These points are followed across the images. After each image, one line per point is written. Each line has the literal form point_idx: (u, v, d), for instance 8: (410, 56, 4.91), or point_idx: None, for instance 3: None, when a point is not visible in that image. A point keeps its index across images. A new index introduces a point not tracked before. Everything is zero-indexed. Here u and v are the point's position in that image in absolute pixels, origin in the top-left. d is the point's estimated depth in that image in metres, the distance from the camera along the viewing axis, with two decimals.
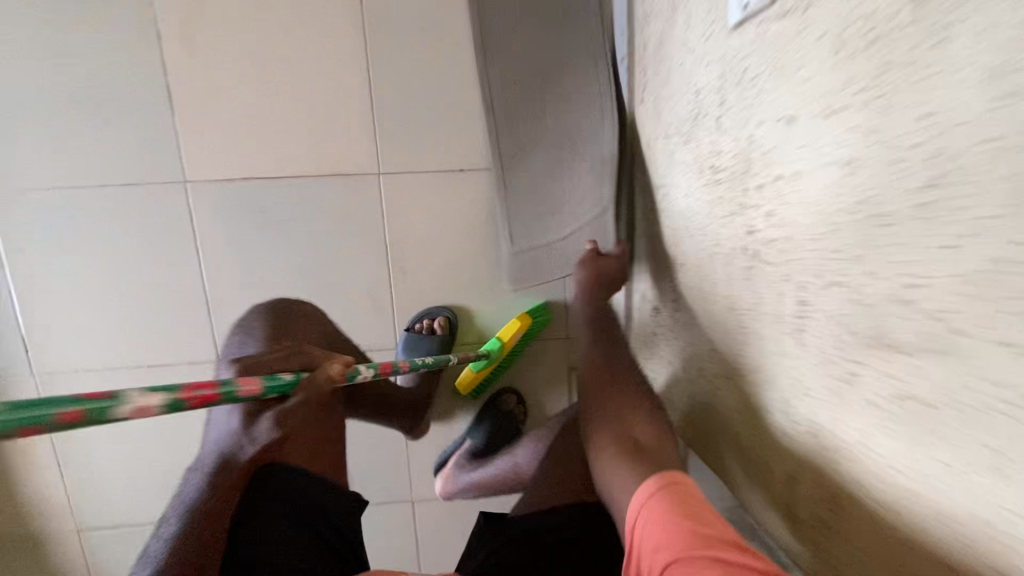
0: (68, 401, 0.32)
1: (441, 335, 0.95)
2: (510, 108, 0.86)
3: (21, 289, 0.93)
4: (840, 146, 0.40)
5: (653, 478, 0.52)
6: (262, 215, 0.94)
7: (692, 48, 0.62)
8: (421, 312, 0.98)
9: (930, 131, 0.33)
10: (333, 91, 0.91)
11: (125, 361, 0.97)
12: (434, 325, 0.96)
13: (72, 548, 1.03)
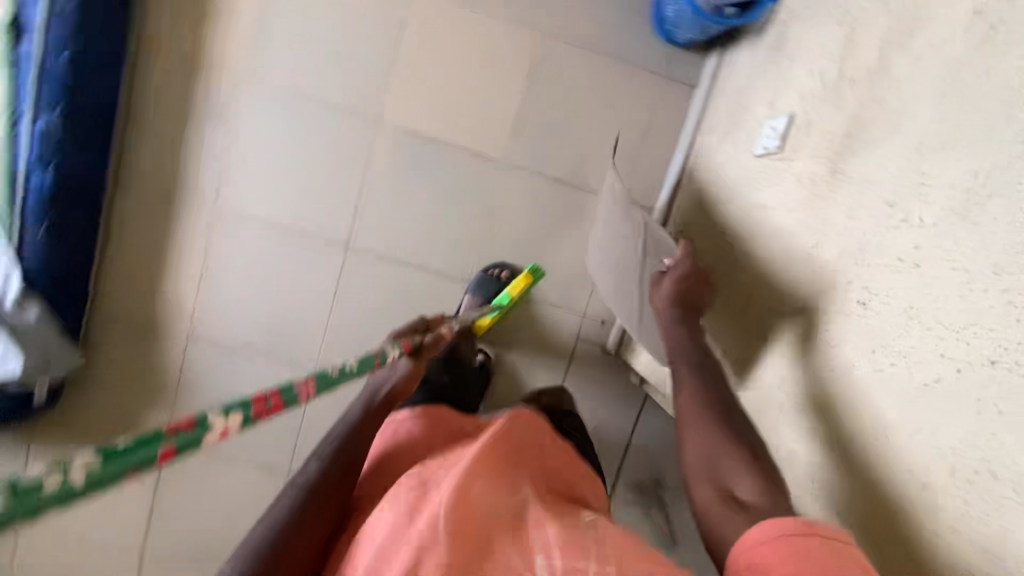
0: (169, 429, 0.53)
1: (502, 280, 1.30)
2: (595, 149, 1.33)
3: (235, 146, 1.29)
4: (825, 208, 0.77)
5: (781, 527, 0.55)
6: (415, 160, 1.32)
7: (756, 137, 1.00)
8: (496, 263, 1.35)
9: (830, 226, 0.75)
10: (496, 98, 1.30)
11: (281, 221, 1.33)
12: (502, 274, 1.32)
13: (178, 343, 1.33)
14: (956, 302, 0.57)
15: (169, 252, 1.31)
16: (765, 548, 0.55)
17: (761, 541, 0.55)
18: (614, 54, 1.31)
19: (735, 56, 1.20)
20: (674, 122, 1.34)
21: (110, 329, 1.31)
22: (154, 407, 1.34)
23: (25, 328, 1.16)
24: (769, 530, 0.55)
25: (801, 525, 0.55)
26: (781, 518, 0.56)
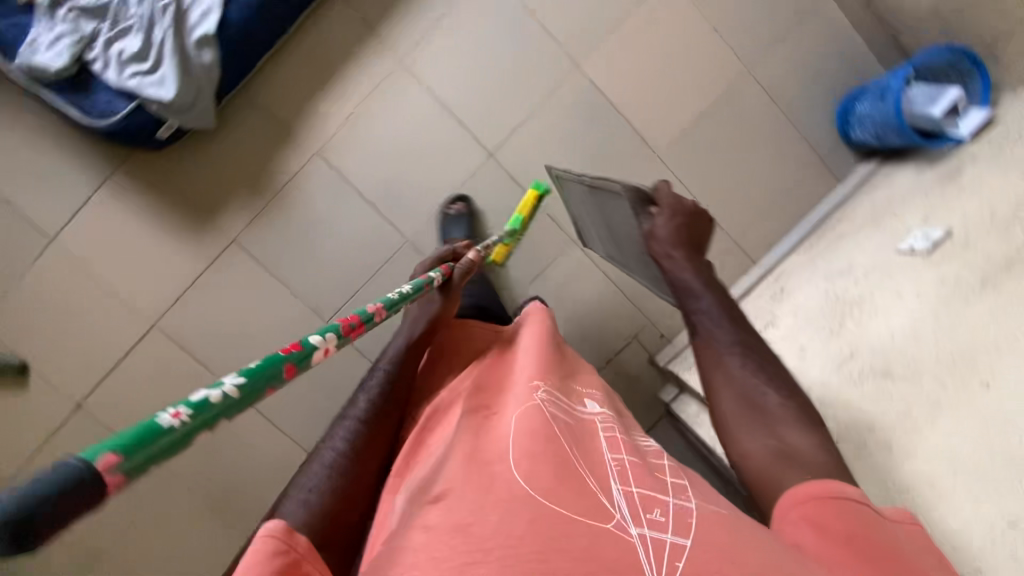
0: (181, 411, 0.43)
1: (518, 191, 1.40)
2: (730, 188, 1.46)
3: (447, 19, 1.35)
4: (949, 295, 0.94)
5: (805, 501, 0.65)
6: (588, 115, 1.40)
7: (911, 232, 1.12)
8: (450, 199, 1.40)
9: (949, 309, 0.92)
10: (680, 103, 1.41)
11: (450, 103, 1.37)
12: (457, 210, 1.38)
13: (302, 157, 1.37)
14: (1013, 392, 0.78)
15: (338, 75, 1.34)
16: (807, 503, 0.65)
17: (804, 514, 0.65)
18: (789, 120, 1.44)
19: (894, 171, 1.33)
20: (806, 201, 1.47)
21: (249, 112, 1.34)
22: (247, 197, 1.38)
23: (193, 65, 1.18)
24: (805, 497, 0.66)
25: (836, 491, 0.65)
26: (806, 483, 0.67)
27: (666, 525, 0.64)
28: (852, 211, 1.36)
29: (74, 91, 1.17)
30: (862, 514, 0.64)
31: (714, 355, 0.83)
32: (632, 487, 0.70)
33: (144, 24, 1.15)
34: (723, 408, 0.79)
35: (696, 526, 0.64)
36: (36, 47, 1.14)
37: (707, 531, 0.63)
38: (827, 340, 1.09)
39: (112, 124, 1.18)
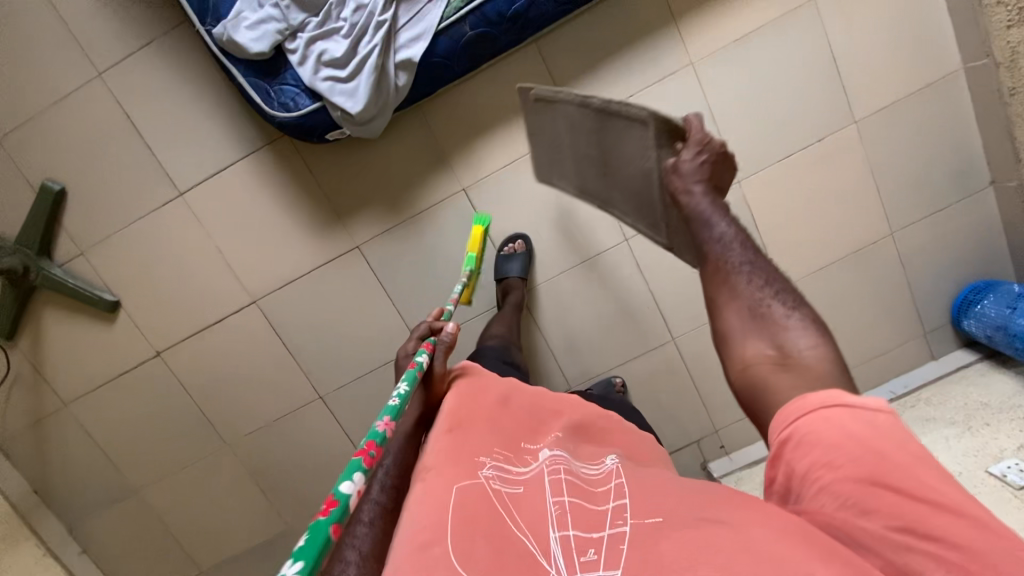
0: None
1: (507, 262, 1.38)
2: (832, 333, 1.51)
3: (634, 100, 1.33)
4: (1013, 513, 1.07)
5: (811, 405, 0.56)
6: None
7: (1006, 445, 1.19)
8: (510, 235, 1.41)
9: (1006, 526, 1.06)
10: (817, 245, 1.45)
11: None
12: (515, 247, 1.39)
13: (449, 190, 1.36)
14: None
15: (513, 124, 1.33)
16: (812, 447, 0.54)
17: (812, 424, 0.55)
18: (909, 290, 1.49)
19: (992, 376, 1.39)
20: (894, 365, 1.54)
21: (414, 130, 1.32)
22: (384, 211, 1.37)
23: (386, 83, 1.15)
24: (810, 420, 0.55)
25: (838, 398, 0.55)
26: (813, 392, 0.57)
27: (599, 563, 0.57)
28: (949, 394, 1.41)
29: (263, 74, 1.15)
30: (858, 425, 0.53)
31: (720, 273, 0.69)
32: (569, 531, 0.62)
33: (353, 33, 1.12)
34: (724, 328, 0.67)
35: (629, 553, 0.57)
36: (238, 22, 1.10)
37: (657, 548, 0.56)
38: None
39: (289, 118, 1.16)
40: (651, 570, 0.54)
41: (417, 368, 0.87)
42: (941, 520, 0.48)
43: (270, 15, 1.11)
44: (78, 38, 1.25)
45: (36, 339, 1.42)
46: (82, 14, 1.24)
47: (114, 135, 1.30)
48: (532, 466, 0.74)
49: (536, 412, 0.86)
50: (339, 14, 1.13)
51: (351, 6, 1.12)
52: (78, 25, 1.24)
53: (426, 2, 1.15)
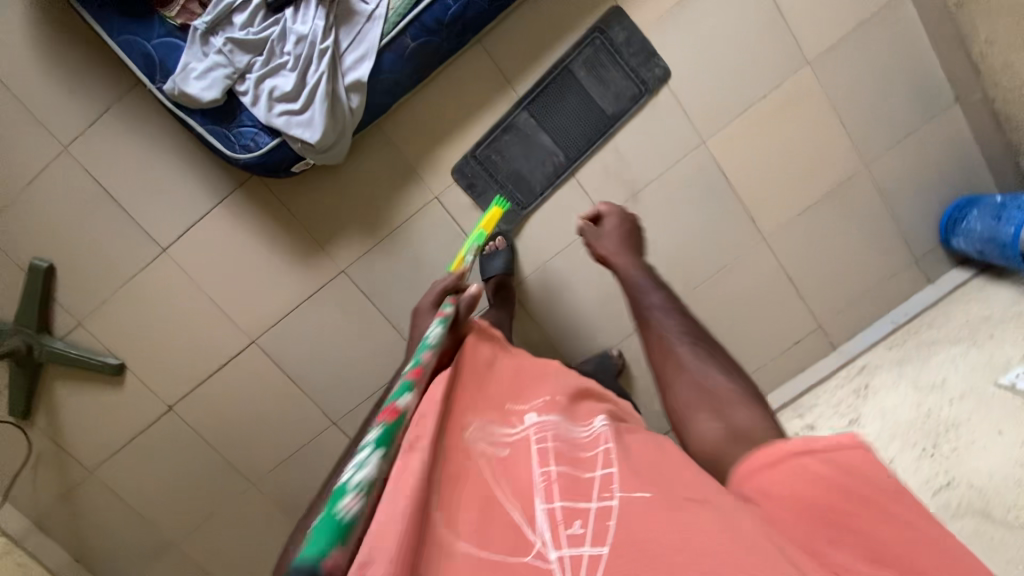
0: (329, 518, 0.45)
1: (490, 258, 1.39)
2: (824, 273, 1.52)
3: (586, 79, 1.33)
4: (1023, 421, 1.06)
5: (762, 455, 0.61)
6: (706, 194, 1.43)
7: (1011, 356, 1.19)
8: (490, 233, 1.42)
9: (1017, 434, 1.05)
10: (793, 191, 1.45)
11: (573, 164, 1.37)
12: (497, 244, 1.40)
13: (421, 201, 1.38)
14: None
15: (471, 125, 1.34)
16: (771, 492, 0.58)
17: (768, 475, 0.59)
18: (893, 219, 1.49)
19: (990, 290, 1.38)
20: (890, 296, 1.54)
21: (377, 147, 1.34)
22: (361, 232, 1.39)
23: (340, 108, 1.17)
24: (744, 469, 0.62)
25: (779, 452, 0.60)
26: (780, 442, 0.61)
27: (585, 538, 0.55)
28: (949, 314, 1.41)
29: (220, 120, 1.17)
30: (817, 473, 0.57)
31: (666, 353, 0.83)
32: (554, 500, 0.59)
33: (300, 65, 1.14)
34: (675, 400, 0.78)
35: (620, 524, 0.55)
36: (186, 75, 1.12)
37: (643, 530, 0.54)
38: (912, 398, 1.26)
39: (252, 158, 1.18)
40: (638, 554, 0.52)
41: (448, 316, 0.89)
42: (888, 530, 0.53)
43: (215, 62, 1.12)
44: (38, 116, 1.27)
45: (52, 414, 1.45)
46: (39, 93, 1.26)
47: (90, 204, 1.33)
48: (518, 428, 0.71)
49: (518, 382, 0.84)
50: (282, 48, 1.15)
51: (293, 38, 1.14)
52: (36, 105, 1.27)
53: (365, 23, 1.16)
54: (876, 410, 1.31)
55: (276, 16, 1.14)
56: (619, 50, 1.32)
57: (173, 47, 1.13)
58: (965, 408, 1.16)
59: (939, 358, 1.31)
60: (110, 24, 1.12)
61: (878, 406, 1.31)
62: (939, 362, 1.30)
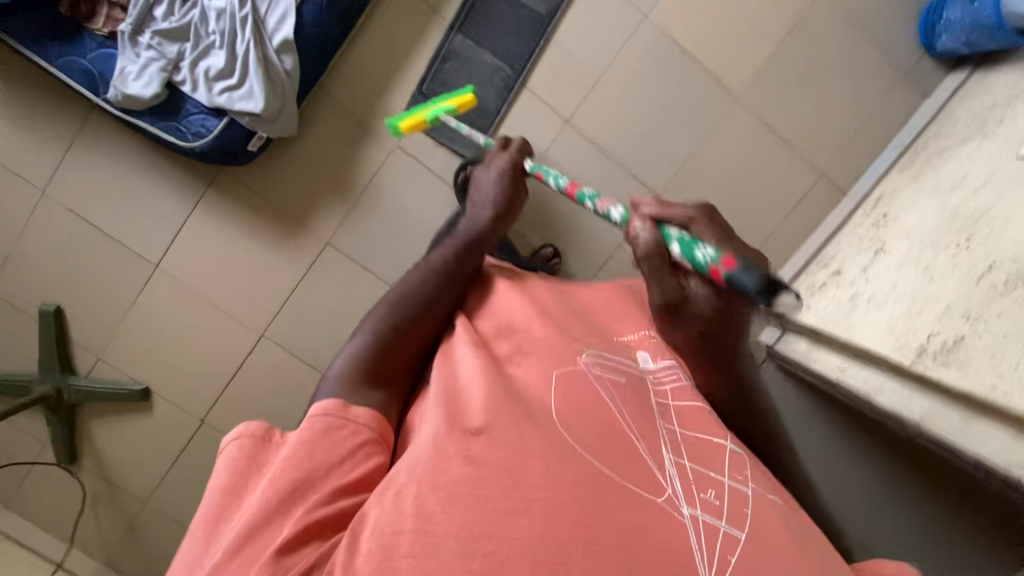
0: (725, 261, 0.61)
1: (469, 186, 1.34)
2: (813, 119, 1.43)
3: None
4: None
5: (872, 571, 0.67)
6: (663, 68, 1.38)
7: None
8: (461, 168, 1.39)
9: None
10: (753, 40, 1.38)
11: (520, 75, 1.36)
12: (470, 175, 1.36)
13: (383, 153, 1.39)
14: None
15: (411, 65, 1.35)
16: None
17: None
18: (867, 41, 1.40)
19: (992, 77, 1.28)
20: (891, 122, 1.44)
21: (329, 109, 1.35)
22: (335, 198, 1.40)
23: (275, 72, 1.19)
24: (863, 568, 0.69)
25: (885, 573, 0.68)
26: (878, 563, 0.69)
27: (717, 508, 0.65)
28: (957, 118, 1.30)
29: (168, 116, 1.20)
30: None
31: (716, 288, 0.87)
32: (686, 460, 0.70)
33: (225, 39, 1.16)
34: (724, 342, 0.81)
35: (753, 515, 0.65)
36: (124, 78, 1.16)
37: (763, 522, 0.65)
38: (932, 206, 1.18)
39: (207, 143, 1.21)
40: (754, 542, 0.62)
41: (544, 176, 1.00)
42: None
43: (148, 59, 1.16)
44: (15, 168, 1.34)
45: (96, 454, 1.49)
46: (10, 146, 1.33)
47: (80, 240, 1.39)
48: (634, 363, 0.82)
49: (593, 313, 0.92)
50: (207, 30, 1.17)
51: (213, 16, 1.16)
52: (10, 158, 1.33)
53: None
54: (896, 234, 1.23)
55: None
56: None
57: (108, 56, 1.17)
58: (989, 194, 1.07)
59: (954, 161, 1.22)
60: (49, 52, 1.17)
61: (897, 228, 1.24)
62: (953, 164, 1.21)
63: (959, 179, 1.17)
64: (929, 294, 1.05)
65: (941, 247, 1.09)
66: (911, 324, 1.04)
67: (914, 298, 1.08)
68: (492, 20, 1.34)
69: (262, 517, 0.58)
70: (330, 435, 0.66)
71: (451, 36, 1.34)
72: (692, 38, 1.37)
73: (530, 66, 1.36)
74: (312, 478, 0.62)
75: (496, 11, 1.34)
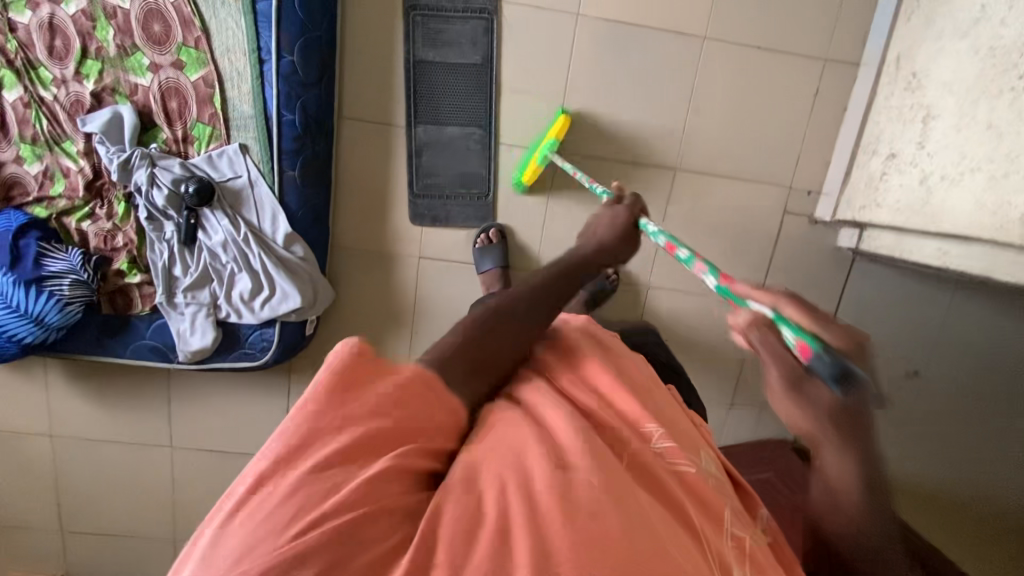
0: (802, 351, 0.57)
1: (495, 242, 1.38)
2: (792, 11, 1.31)
3: (443, 60, 1.28)
4: None
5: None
6: (619, 51, 1.32)
7: None
8: (478, 230, 1.40)
9: None
10: None
11: (492, 133, 1.34)
12: (489, 237, 1.39)
13: (413, 268, 1.42)
14: None
15: (395, 180, 1.36)
16: None
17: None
18: None
19: None
20: None
21: (349, 257, 1.40)
22: (395, 327, 1.46)
23: (294, 265, 1.24)
24: None
25: None
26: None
27: None
28: None
29: (232, 347, 1.29)
30: None
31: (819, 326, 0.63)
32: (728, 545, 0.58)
33: (240, 262, 1.22)
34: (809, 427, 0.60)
35: None
36: (184, 339, 1.25)
37: None
38: (963, 52, 1.08)
39: (275, 351, 1.30)
40: None
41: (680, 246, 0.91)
42: None
43: (193, 312, 1.24)
44: (141, 441, 1.50)
45: None
46: (129, 426, 1.48)
47: (218, 470, 1.53)
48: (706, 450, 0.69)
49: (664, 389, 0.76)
50: (220, 262, 1.23)
51: (220, 249, 1.21)
52: (134, 434, 1.49)
53: (252, 190, 1.21)
54: (936, 94, 1.13)
55: (194, 245, 1.22)
56: (439, 6, 1.25)
57: (162, 326, 1.27)
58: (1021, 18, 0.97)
59: None
60: (115, 348, 1.28)
61: (934, 86, 1.14)
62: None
63: (980, 9, 1.05)
64: (1004, 156, 0.97)
65: (995, 97, 1.01)
66: (998, 194, 0.98)
67: (992, 163, 1.00)
68: (441, 98, 1.30)
69: (364, 439, 0.48)
70: (439, 389, 0.56)
71: (413, 134, 1.32)
72: (633, 8, 1.30)
73: (498, 119, 1.34)
74: (416, 431, 0.52)
75: (440, 88, 1.30)
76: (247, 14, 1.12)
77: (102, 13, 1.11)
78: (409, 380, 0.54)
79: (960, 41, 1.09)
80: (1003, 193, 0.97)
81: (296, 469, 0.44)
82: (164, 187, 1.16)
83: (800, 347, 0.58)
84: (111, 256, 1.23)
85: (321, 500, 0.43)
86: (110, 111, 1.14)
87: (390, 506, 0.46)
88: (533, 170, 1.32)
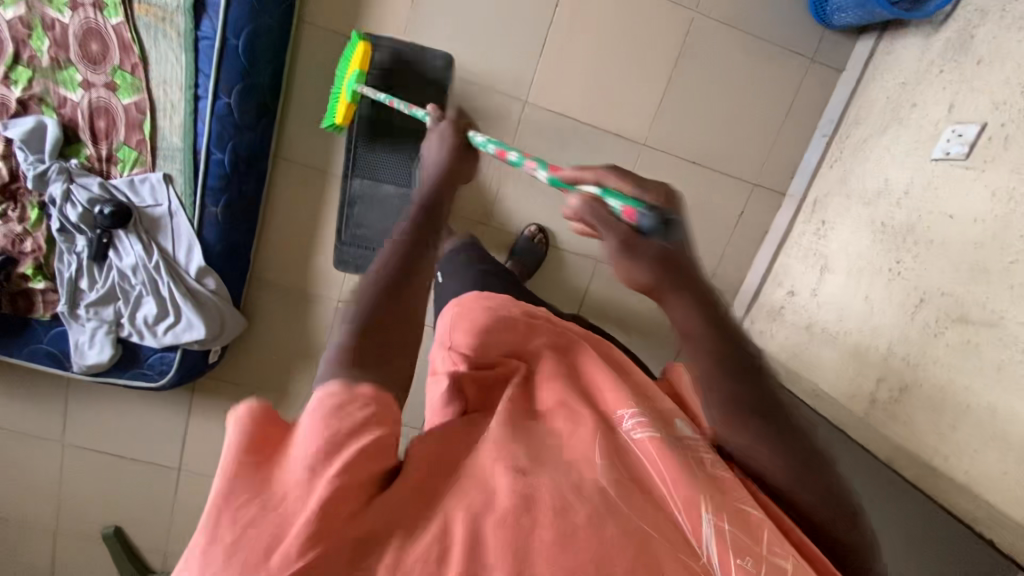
0: (627, 213, 0.62)
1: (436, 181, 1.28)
2: (729, 135, 1.36)
3: (387, 121, 1.30)
4: (963, 202, 0.93)
5: None
6: (561, 140, 1.35)
7: (937, 128, 1.03)
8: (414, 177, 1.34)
9: (963, 216, 0.93)
10: (642, 82, 1.32)
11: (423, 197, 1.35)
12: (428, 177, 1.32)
13: (330, 310, 1.43)
14: (992, 318, 0.83)
15: (324, 225, 1.37)
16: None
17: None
18: (760, 35, 1.31)
19: (898, 45, 1.18)
20: (811, 106, 1.35)
21: (268, 291, 1.41)
22: (305, 363, 1.47)
23: (203, 297, 1.25)
24: None
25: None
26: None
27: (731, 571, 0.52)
28: (872, 100, 1.22)
29: (131, 365, 1.29)
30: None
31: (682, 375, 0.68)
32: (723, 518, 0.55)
33: (147, 288, 1.22)
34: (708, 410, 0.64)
35: None
36: (82, 351, 1.25)
37: None
38: (861, 221, 1.14)
39: (173, 376, 1.31)
40: None
41: (511, 151, 0.86)
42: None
43: (93, 327, 1.24)
44: (34, 432, 1.49)
45: None
46: (22, 416, 1.47)
47: (110, 469, 1.54)
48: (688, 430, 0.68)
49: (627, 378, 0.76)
50: (129, 283, 1.23)
51: (129, 272, 1.21)
52: (27, 425, 1.48)
53: (170, 220, 1.21)
54: (832, 250, 1.20)
55: (105, 262, 1.22)
56: (392, 69, 1.26)
57: (61, 334, 1.27)
58: (912, 208, 1.03)
59: (877, 159, 1.16)
60: (11, 347, 1.27)
61: (833, 242, 1.20)
62: (875, 163, 1.16)
63: (883, 184, 1.12)
64: (868, 334, 1.04)
65: (875, 274, 1.07)
66: (853, 367, 1.05)
67: (858, 334, 1.06)
68: (381, 156, 1.32)
69: (321, 464, 0.43)
70: (383, 396, 0.51)
71: (349, 185, 1.33)
72: (580, 104, 1.33)
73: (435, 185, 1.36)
74: (382, 438, 0.48)
75: (382, 146, 1.31)
76: (188, 51, 1.12)
77: (40, 23, 1.10)
78: (338, 394, 0.48)
79: (862, 208, 1.15)
80: (859, 368, 1.04)
81: (219, 518, 0.40)
82: (78, 205, 1.15)
83: (626, 213, 0.63)
84: (17, 260, 1.21)
85: (274, 544, 0.39)
86: (34, 120, 1.13)
87: (334, 543, 0.41)
88: (343, 105, 1.23)
